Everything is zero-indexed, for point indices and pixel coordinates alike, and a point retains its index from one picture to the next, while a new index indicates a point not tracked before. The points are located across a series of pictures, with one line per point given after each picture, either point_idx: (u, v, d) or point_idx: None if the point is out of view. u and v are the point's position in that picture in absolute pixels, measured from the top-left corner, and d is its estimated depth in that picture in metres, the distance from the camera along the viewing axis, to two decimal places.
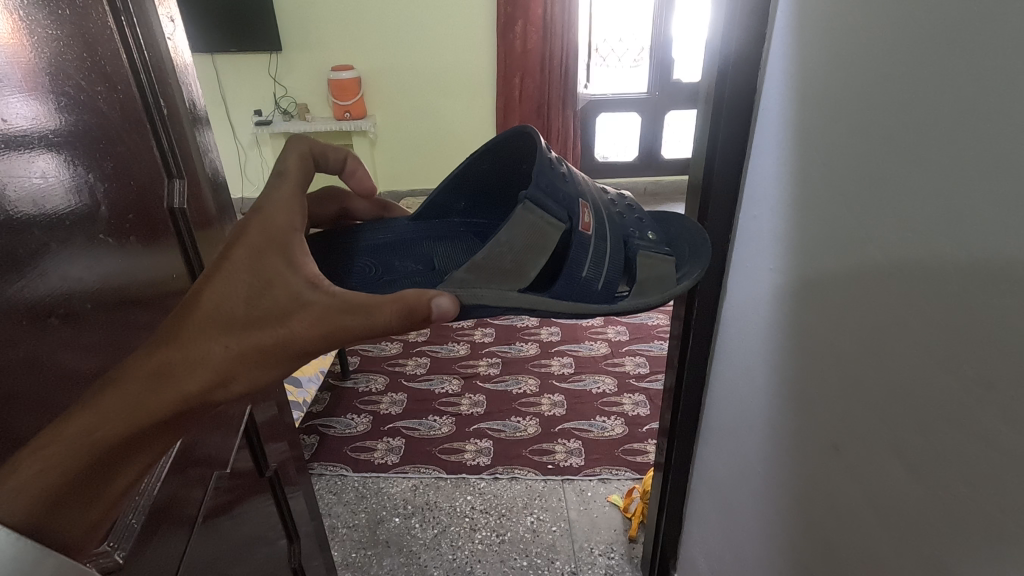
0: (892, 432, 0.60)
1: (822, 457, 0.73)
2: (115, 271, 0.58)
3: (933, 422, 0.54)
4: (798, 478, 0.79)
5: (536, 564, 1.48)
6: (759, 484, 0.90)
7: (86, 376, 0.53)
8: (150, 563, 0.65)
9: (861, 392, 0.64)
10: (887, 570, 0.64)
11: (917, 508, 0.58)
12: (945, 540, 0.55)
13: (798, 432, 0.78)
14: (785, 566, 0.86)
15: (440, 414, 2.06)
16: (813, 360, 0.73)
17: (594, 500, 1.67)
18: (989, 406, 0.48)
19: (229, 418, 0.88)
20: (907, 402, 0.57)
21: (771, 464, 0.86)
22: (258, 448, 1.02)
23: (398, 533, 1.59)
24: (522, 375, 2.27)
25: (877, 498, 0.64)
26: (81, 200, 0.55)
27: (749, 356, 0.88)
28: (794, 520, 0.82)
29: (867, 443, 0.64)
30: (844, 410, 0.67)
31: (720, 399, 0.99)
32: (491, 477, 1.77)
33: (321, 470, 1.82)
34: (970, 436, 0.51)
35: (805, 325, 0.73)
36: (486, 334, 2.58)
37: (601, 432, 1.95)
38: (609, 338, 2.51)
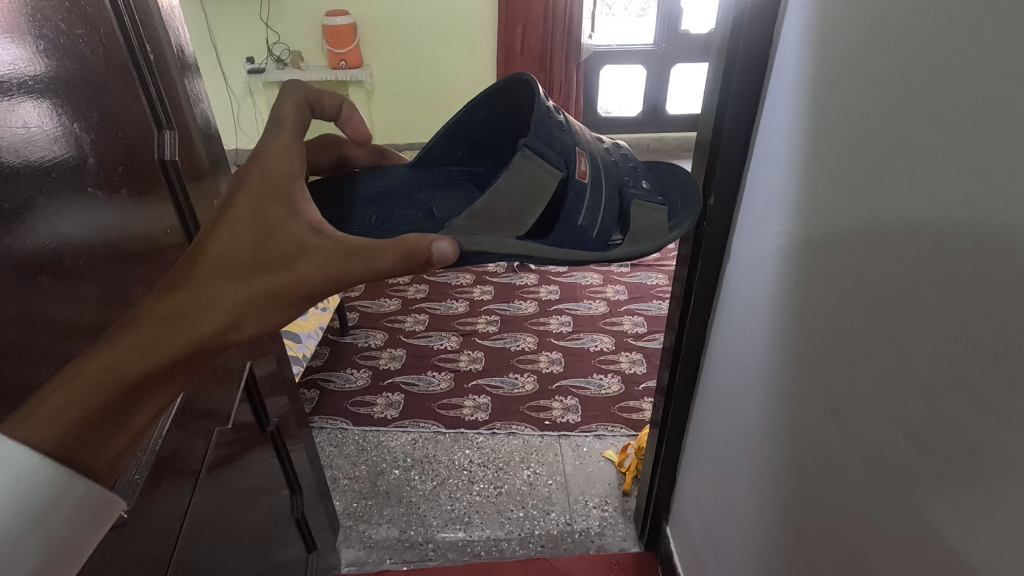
0: (891, 396, 0.60)
1: (819, 419, 0.74)
2: (106, 225, 0.57)
3: (937, 388, 0.54)
4: (795, 440, 0.80)
5: (532, 515, 1.53)
6: (754, 443, 0.92)
7: (86, 328, 0.52)
8: (156, 516, 0.66)
9: (864, 357, 0.64)
10: (880, 531, 0.65)
11: (910, 471, 0.59)
12: (940, 505, 0.56)
13: (797, 394, 0.78)
14: (776, 522, 0.88)
15: (438, 371, 2.08)
16: (815, 324, 0.72)
17: (590, 455, 1.71)
18: (997, 376, 0.48)
19: (228, 374, 0.88)
20: (912, 370, 0.57)
21: (767, 424, 0.87)
22: (259, 404, 1.03)
23: (398, 484, 1.63)
24: (521, 333, 2.28)
25: (875, 463, 0.64)
26: (69, 149, 0.53)
27: (750, 318, 0.88)
28: (788, 480, 0.83)
29: (868, 409, 0.64)
30: (846, 375, 0.67)
31: (719, 360, 1.00)
32: (489, 432, 1.80)
33: (321, 424, 1.85)
34: (979, 408, 0.50)
35: (807, 288, 0.73)
36: (485, 291, 2.58)
37: (597, 389, 1.98)
38: (608, 297, 2.51)
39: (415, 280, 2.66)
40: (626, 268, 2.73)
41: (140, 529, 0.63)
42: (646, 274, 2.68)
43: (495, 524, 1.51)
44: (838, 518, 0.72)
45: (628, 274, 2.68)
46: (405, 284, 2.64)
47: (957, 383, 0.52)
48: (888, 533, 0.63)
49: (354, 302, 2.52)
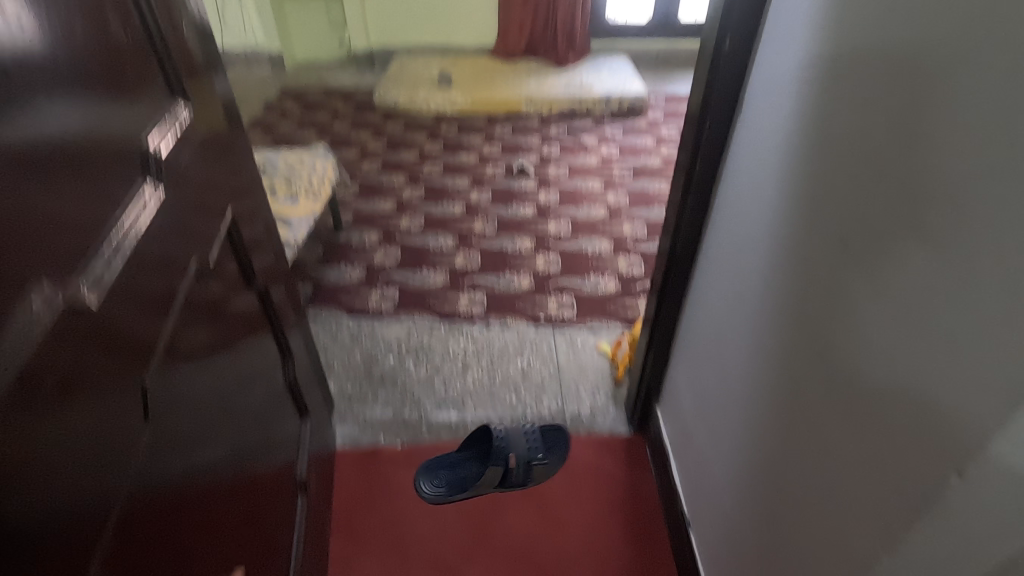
0: (879, 215, 0.57)
1: (803, 260, 0.72)
2: (65, 27, 0.50)
3: (921, 195, 0.51)
4: (783, 292, 0.76)
5: (524, 399, 1.56)
6: (743, 304, 0.91)
7: (62, 136, 0.48)
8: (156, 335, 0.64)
9: (867, 183, 0.59)
10: (849, 369, 0.62)
11: (893, 298, 0.55)
12: (912, 328, 0.52)
13: (793, 241, 0.74)
14: (754, 384, 0.86)
15: (434, 268, 2.06)
16: (815, 159, 0.69)
17: (584, 348, 1.72)
18: (1002, 168, 0.43)
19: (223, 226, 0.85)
20: (913, 185, 0.52)
21: (757, 280, 0.86)
22: (245, 259, 0.94)
23: (392, 370, 1.65)
24: (518, 235, 2.24)
25: (857, 298, 0.60)
26: (46, 38, 0.47)
27: (757, 170, 0.85)
28: (772, 336, 0.80)
29: (860, 240, 0.60)
30: (845, 207, 0.62)
31: (723, 222, 0.99)
32: (484, 325, 1.80)
33: (316, 313, 1.84)
34: (971, 209, 0.46)
35: (815, 120, 0.69)
36: (483, 195, 2.50)
37: (594, 288, 1.96)
38: (608, 203, 2.45)
39: (412, 182, 2.58)
40: (629, 175, 2.65)
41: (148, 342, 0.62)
42: (649, 181, 2.60)
43: (488, 406, 1.54)
44: (805, 360, 0.71)
45: (630, 182, 2.60)
46: (401, 186, 2.56)
47: (945, 181, 0.49)
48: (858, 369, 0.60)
49: (349, 201, 2.45)
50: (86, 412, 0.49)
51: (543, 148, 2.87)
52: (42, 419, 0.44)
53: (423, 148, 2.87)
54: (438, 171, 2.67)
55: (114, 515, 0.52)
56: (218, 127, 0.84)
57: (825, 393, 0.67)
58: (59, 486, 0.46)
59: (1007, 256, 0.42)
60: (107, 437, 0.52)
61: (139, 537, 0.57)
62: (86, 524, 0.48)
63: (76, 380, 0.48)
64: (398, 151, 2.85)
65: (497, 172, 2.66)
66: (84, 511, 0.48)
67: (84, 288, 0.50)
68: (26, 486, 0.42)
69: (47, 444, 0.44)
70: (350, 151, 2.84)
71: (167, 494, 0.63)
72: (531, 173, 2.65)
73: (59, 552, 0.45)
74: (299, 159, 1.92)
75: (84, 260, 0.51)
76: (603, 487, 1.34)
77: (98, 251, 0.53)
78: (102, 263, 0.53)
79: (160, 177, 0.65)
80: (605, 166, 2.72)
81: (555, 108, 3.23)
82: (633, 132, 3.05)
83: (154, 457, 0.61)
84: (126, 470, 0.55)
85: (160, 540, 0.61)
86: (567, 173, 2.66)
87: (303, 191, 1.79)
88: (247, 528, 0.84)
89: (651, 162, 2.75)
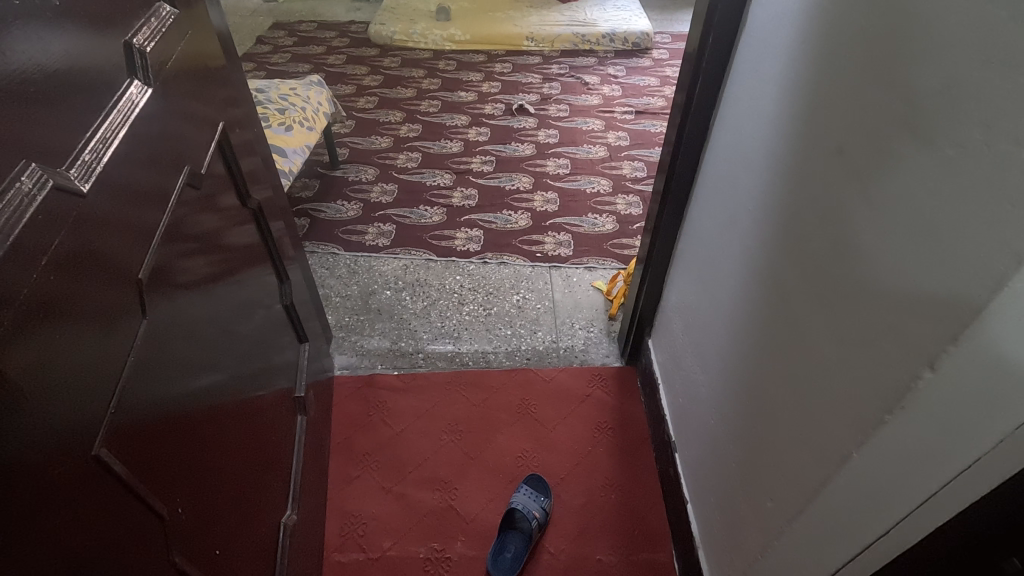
0: (873, 126, 0.57)
1: (796, 177, 0.71)
2: None
3: (912, 94, 0.51)
4: (776, 213, 0.77)
5: (519, 333, 1.59)
6: (735, 228, 0.91)
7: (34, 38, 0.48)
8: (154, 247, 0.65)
9: (863, 94, 0.58)
10: (841, 285, 0.63)
11: (884, 209, 0.55)
12: (900, 237, 0.53)
13: (786, 162, 0.74)
14: (743, 307, 0.88)
15: (431, 205, 2.04)
16: (814, 70, 0.67)
17: (579, 285, 1.74)
18: (991, 66, 0.43)
19: (215, 151, 0.85)
20: (909, 93, 0.51)
21: (750, 202, 0.85)
22: (238, 175, 0.92)
23: (389, 303, 1.67)
24: (516, 173, 2.21)
25: (850, 213, 0.61)
26: None
27: (757, 89, 0.83)
28: (763, 258, 0.81)
29: (856, 154, 0.60)
30: (841, 121, 0.62)
31: (720, 147, 0.97)
32: (480, 261, 1.82)
33: (313, 249, 1.84)
34: (962, 111, 0.45)
35: (815, 29, 0.67)
36: (481, 133, 2.45)
37: (591, 228, 1.96)
38: (609, 143, 2.40)
39: (409, 119, 2.52)
40: (630, 116, 2.59)
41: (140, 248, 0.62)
42: (650, 122, 2.55)
43: (484, 339, 1.57)
44: (795, 276, 0.72)
45: (632, 122, 2.55)
46: (397, 123, 2.50)
47: (934, 73, 0.48)
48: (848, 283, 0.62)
49: (344, 137, 2.40)
50: (75, 302, 0.50)
51: (544, 86, 2.79)
52: (29, 305, 0.44)
53: (420, 85, 2.79)
54: (435, 109, 2.60)
55: (114, 403, 0.54)
56: (214, 61, 0.87)
57: (813, 306, 0.68)
58: (59, 406, 0.46)
59: (990, 144, 0.43)
60: (100, 328, 0.53)
61: (141, 429, 0.58)
62: (87, 407, 0.50)
63: (62, 271, 0.48)
64: (395, 87, 2.77)
65: (496, 111, 2.59)
66: (85, 398, 0.50)
67: (73, 177, 0.51)
68: (25, 367, 0.43)
69: (39, 327, 0.45)
70: (346, 87, 2.76)
71: (169, 395, 0.65)
72: (531, 112, 2.58)
73: (63, 429, 0.47)
74: (291, 88, 1.88)
75: (73, 152, 0.52)
76: (594, 413, 1.39)
77: (87, 143, 0.53)
78: (93, 153, 0.54)
79: (146, 79, 0.65)
80: (606, 106, 2.65)
81: (557, 45, 3.12)
82: (637, 71, 2.96)
83: (150, 358, 0.62)
84: (123, 362, 0.56)
85: (166, 434, 0.63)
86: (568, 113, 2.60)
87: (297, 122, 1.77)
88: (251, 436, 0.87)
89: (654, 103, 2.68)
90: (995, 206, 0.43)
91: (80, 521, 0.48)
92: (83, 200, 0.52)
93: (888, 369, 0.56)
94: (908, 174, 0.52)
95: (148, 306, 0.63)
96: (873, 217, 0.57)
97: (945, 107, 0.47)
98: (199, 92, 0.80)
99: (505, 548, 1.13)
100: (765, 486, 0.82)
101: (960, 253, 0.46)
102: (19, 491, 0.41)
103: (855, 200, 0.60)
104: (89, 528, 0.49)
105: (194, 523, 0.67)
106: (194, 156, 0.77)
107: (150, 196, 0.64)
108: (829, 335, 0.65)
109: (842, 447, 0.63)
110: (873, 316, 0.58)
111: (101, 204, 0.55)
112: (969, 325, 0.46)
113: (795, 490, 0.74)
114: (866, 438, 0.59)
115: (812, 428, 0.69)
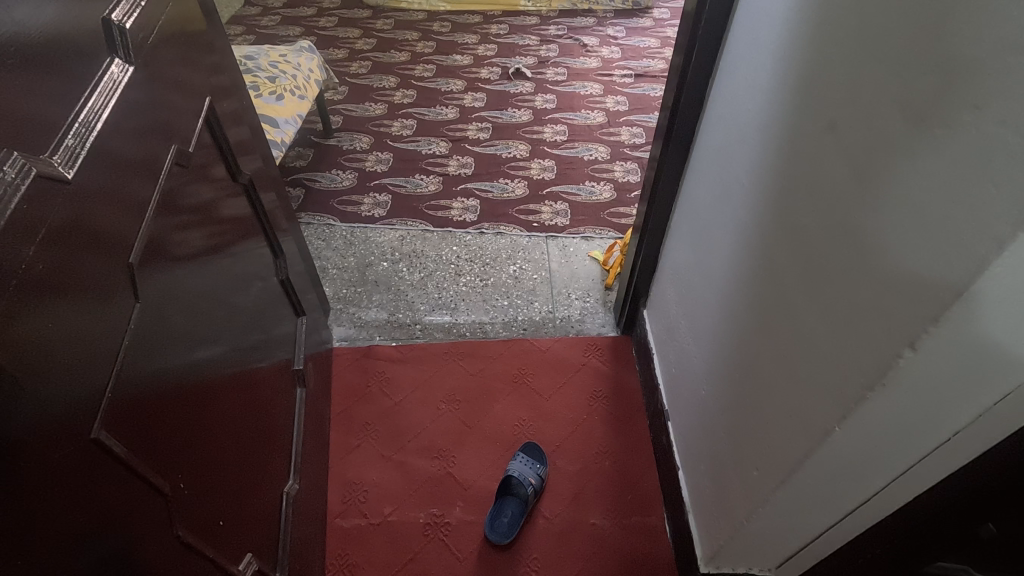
0: (867, 102, 0.56)
1: (790, 150, 0.71)
2: None
3: (906, 72, 0.50)
4: (768, 188, 0.77)
5: (516, 304, 1.60)
6: (728, 201, 0.90)
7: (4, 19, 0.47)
8: (147, 228, 0.64)
9: (858, 69, 0.57)
10: (830, 264, 0.63)
11: (875, 188, 0.55)
12: (888, 218, 0.53)
13: (779, 137, 0.73)
14: (735, 281, 0.88)
15: (427, 174, 2.02)
16: (810, 38, 0.65)
17: (576, 255, 1.74)
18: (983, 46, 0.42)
19: (203, 125, 0.83)
20: (902, 70, 0.50)
21: (744, 175, 0.85)
22: (227, 149, 0.90)
23: (386, 275, 1.67)
24: (513, 140, 2.18)
25: (839, 191, 0.61)
26: None
27: (754, 57, 0.81)
28: (756, 233, 0.81)
29: (848, 131, 0.59)
30: (834, 96, 0.61)
31: (716, 117, 0.96)
32: (477, 232, 1.81)
33: (309, 220, 1.84)
34: (954, 92, 0.45)
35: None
36: (477, 99, 2.40)
37: (588, 196, 1.95)
38: (607, 108, 2.36)
39: (403, 85, 2.47)
40: (629, 79, 2.53)
41: (134, 230, 0.62)
42: (650, 85, 2.49)
43: (480, 310, 1.58)
44: (785, 253, 0.73)
45: (631, 86, 2.49)
46: (392, 88, 2.45)
47: (927, 49, 0.47)
48: (837, 262, 0.62)
49: (337, 104, 2.35)
50: (66, 286, 0.50)
51: (541, 49, 2.72)
52: (17, 293, 0.44)
53: (414, 48, 2.71)
54: (430, 73, 2.54)
55: (111, 386, 0.55)
56: (197, 31, 0.85)
57: (802, 281, 0.69)
58: (54, 391, 0.47)
59: (978, 126, 0.43)
60: (93, 311, 0.53)
61: (139, 408, 0.59)
62: (84, 391, 0.51)
63: (50, 254, 0.48)
64: (389, 51, 2.70)
65: (492, 75, 2.53)
66: (82, 382, 0.51)
67: (57, 164, 0.50)
68: (17, 354, 0.43)
69: (29, 315, 0.45)
70: (338, 51, 2.69)
71: (167, 373, 0.66)
72: (528, 76, 2.53)
73: (60, 413, 0.47)
74: (281, 54, 1.83)
75: (55, 136, 0.51)
76: (590, 383, 1.41)
77: (70, 127, 0.53)
78: (76, 137, 0.53)
79: (127, 57, 0.64)
80: (605, 69, 2.59)
81: (555, 5, 3.02)
82: (637, 32, 2.87)
83: (147, 337, 0.62)
84: (119, 343, 0.57)
85: (165, 412, 0.64)
86: (566, 76, 2.54)
87: (287, 90, 1.74)
88: (251, 410, 0.89)
89: (654, 65, 2.62)
90: (982, 189, 0.43)
91: (82, 499, 0.49)
92: (68, 186, 0.51)
93: (872, 346, 0.56)
94: (901, 154, 0.51)
95: (142, 286, 0.62)
96: (861, 194, 0.57)
97: (937, 84, 0.46)
98: (183, 66, 0.78)
99: (502, 513, 1.17)
100: (752, 456, 0.84)
101: (951, 235, 0.46)
102: (17, 476, 0.42)
103: (846, 176, 0.59)
104: (93, 505, 0.51)
105: (195, 496, 0.69)
106: (182, 132, 0.76)
107: (139, 176, 0.64)
108: (816, 311, 0.66)
109: (826, 420, 0.65)
110: (859, 295, 0.58)
111: (92, 188, 0.55)
112: (950, 307, 0.47)
113: (780, 460, 0.76)
114: (849, 412, 0.61)
115: (798, 402, 0.71)
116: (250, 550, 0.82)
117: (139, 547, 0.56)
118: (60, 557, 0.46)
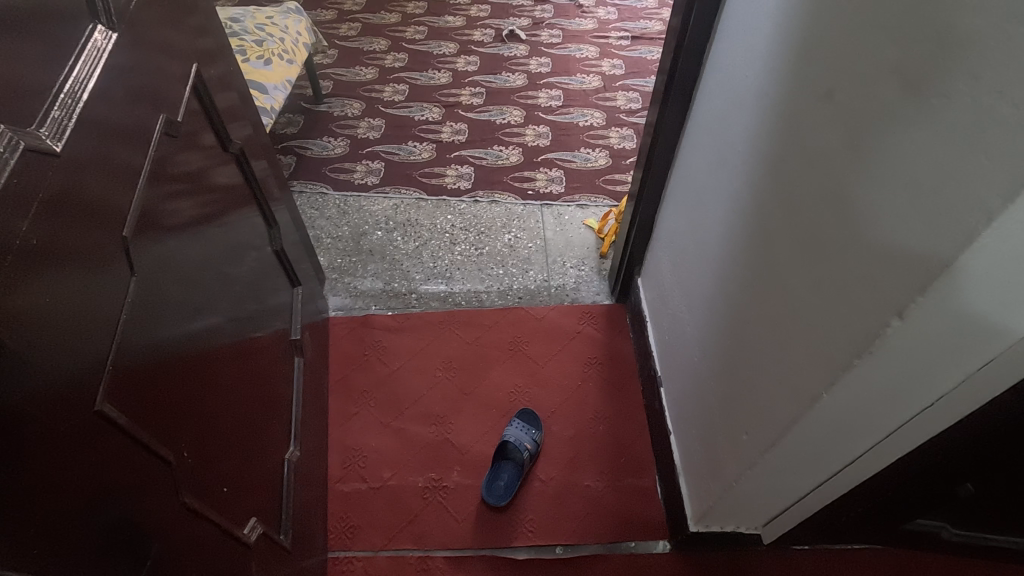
0: (864, 73, 0.55)
1: (787, 119, 0.70)
2: None
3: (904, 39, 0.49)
4: (765, 157, 0.76)
5: (511, 272, 1.60)
6: (724, 169, 0.90)
7: None
8: (140, 204, 0.64)
9: (856, 36, 0.56)
10: (824, 235, 0.63)
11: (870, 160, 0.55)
12: (880, 191, 0.53)
13: (776, 107, 0.72)
14: (730, 251, 0.89)
15: (420, 141, 1.99)
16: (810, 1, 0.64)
17: (571, 223, 1.74)
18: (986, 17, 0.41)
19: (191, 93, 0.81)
20: (899, 40, 0.50)
21: (741, 142, 0.84)
22: (216, 117, 0.88)
23: (380, 244, 1.67)
24: (507, 106, 2.14)
25: (834, 162, 0.61)
26: None
27: (753, 20, 0.79)
28: (752, 202, 0.81)
29: (846, 100, 0.58)
30: (832, 64, 0.60)
31: (713, 83, 0.94)
32: (471, 200, 1.80)
33: (301, 189, 1.82)
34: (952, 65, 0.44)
35: None
36: (470, 62, 2.34)
37: (584, 163, 1.93)
38: (603, 72, 2.31)
39: (394, 48, 2.40)
40: (626, 41, 2.47)
41: (128, 208, 0.61)
42: (647, 48, 2.44)
43: (476, 279, 1.59)
44: (780, 223, 0.73)
45: (628, 48, 2.44)
46: (382, 52, 2.38)
47: (925, 18, 0.47)
48: (831, 234, 0.62)
49: (327, 69, 2.29)
50: (61, 259, 0.50)
51: (535, 10, 2.64)
52: (14, 267, 0.44)
53: (405, 9, 2.62)
54: (422, 36, 2.47)
55: (111, 363, 0.55)
56: None
57: (795, 251, 0.69)
58: (56, 365, 0.48)
59: (975, 97, 0.43)
60: (90, 282, 0.53)
61: (139, 382, 0.60)
62: (85, 363, 0.51)
63: (44, 229, 0.48)
64: (378, 13, 2.61)
65: (486, 38, 2.47)
66: (80, 357, 0.51)
67: (44, 137, 0.49)
68: (18, 330, 0.44)
69: (28, 287, 0.45)
70: (326, 13, 2.60)
71: (165, 344, 0.66)
72: (522, 38, 2.46)
73: (60, 387, 0.48)
74: (268, 16, 1.78)
75: (41, 107, 0.50)
76: (585, 349, 1.43)
77: (56, 98, 0.52)
78: (63, 108, 0.52)
79: (111, 23, 0.62)
80: (601, 31, 2.52)
81: None
82: None
83: (144, 308, 0.62)
84: (116, 316, 0.57)
85: (164, 384, 0.65)
86: (561, 39, 2.48)
87: (275, 54, 1.69)
88: (250, 380, 0.90)
89: (652, 27, 2.55)
90: (974, 161, 0.43)
91: (89, 467, 0.51)
92: (58, 159, 0.50)
93: (861, 316, 0.58)
94: (895, 129, 0.51)
95: (136, 259, 0.62)
96: (854, 166, 0.57)
97: (932, 52, 0.46)
98: (166, 31, 0.76)
99: (499, 476, 1.20)
100: (741, 421, 0.86)
101: (943, 206, 0.46)
102: (23, 449, 0.43)
103: (842, 145, 0.59)
104: (101, 473, 0.52)
105: (199, 463, 0.71)
106: (171, 100, 0.74)
107: (129, 145, 0.63)
108: (808, 281, 0.67)
109: (813, 387, 0.66)
110: (849, 266, 0.59)
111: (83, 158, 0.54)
112: (937, 278, 0.48)
113: (767, 425, 0.78)
114: (835, 379, 0.62)
115: (787, 369, 0.72)
116: (255, 513, 0.85)
117: (146, 513, 0.58)
118: (70, 522, 0.48)
